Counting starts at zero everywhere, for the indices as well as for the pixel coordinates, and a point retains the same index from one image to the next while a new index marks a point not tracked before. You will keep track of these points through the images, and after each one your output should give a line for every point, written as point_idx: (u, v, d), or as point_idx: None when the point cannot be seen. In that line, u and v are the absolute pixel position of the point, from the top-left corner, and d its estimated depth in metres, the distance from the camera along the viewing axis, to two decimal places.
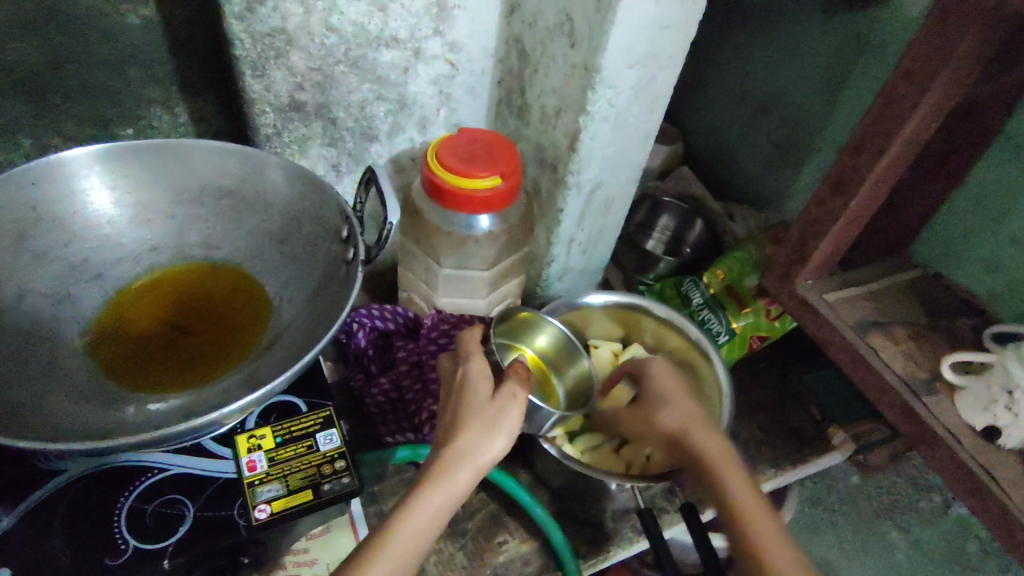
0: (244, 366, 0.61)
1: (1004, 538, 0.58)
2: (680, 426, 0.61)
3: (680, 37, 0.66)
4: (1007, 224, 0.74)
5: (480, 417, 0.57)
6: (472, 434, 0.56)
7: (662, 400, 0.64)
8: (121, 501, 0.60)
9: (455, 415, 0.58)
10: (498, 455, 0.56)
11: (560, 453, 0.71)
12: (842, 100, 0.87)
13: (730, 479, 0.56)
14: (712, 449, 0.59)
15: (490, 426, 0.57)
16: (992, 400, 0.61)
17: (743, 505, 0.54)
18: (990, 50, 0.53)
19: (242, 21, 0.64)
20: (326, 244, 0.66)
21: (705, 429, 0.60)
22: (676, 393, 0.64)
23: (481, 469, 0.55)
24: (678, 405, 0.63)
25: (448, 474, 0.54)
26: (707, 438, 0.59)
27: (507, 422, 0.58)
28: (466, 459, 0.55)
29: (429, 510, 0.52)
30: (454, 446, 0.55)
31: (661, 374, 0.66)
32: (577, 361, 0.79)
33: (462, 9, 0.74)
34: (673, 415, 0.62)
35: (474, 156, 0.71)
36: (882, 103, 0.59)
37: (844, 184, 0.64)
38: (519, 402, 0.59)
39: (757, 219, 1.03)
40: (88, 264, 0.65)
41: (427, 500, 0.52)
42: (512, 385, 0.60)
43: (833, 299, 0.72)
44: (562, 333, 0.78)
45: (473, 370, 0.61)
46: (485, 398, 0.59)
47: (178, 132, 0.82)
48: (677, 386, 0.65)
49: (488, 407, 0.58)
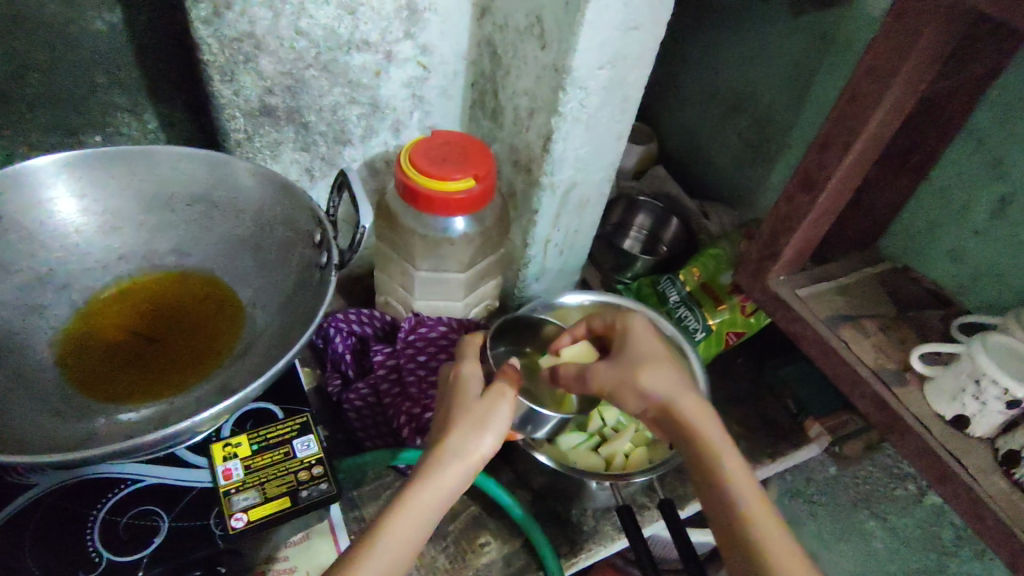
0: (217, 374, 0.60)
1: (974, 523, 0.60)
2: (669, 393, 0.59)
3: (648, 38, 0.67)
4: (971, 216, 0.76)
5: (468, 415, 0.58)
6: (460, 434, 0.56)
7: (648, 361, 0.61)
8: (94, 513, 0.59)
9: (449, 416, 0.59)
10: (489, 453, 0.57)
11: (552, 462, 0.70)
12: (811, 97, 0.89)
13: (724, 458, 0.55)
14: (702, 421, 0.57)
15: (479, 425, 0.57)
16: (960, 390, 0.62)
17: (740, 482, 0.54)
18: (947, 47, 0.55)
19: (209, 26, 0.64)
20: (299, 249, 0.66)
21: (694, 400, 0.59)
22: (667, 358, 0.62)
23: (471, 467, 0.56)
24: (669, 371, 0.60)
25: (435, 472, 0.54)
26: (697, 411, 0.58)
27: (497, 419, 0.58)
28: (455, 458, 0.55)
29: (416, 511, 0.53)
30: (444, 446, 0.55)
31: (645, 339, 0.64)
32: None
33: (433, 11, 0.74)
34: (665, 381, 0.59)
35: (447, 158, 0.71)
36: (846, 100, 0.60)
37: (812, 180, 0.65)
38: (508, 401, 0.59)
39: (731, 217, 1.04)
40: (56, 275, 0.64)
41: (411, 504, 0.53)
42: (502, 383, 0.60)
43: (805, 294, 0.73)
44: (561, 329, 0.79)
45: (464, 372, 0.62)
46: (475, 398, 0.59)
47: (148, 138, 0.81)
48: (665, 351, 0.63)
49: (477, 404, 0.58)
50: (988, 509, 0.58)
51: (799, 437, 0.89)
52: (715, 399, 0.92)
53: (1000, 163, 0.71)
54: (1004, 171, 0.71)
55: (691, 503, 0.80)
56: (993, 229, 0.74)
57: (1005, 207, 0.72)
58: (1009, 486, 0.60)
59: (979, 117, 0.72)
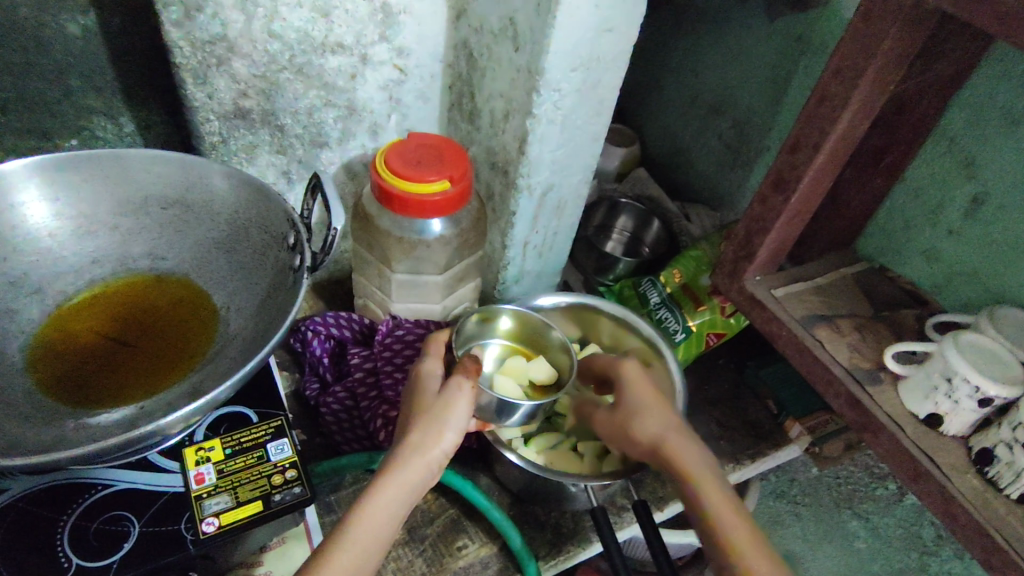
0: (189, 377, 0.60)
1: (947, 520, 0.60)
2: (652, 439, 0.60)
3: (621, 40, 0.67)
4: (944, 216, 0.76)
5: (427, 412, 0.58)
6: (420, 431, 0.57)
7: (635, 409, 0.63)
8: (63, 519, 0.58)
9: (408, 415, 0.60)
10: (451, 449, 0.58)
11: (523, 462, 0.69)
12: (788, 100, 0.89)
13: (707, 495, 0.56)
14: (694, 463, 0.58)
15: (439, 420, 0.58)
16: (932, 388, 0.62)
17: (727, 516, 0.55)
18: (913, 48, 0.55)
19: (180, 29, 0.64)
20: (275, 252, 0.66)
21: (677, 441, 0.59)
22: (648, 403, 0.63)
23: (433, 463, 0.57)
24: (652, 416, 0.62)
25: (398, 470, 0.55)
26: (682, 450, 0.59)
27: (455, 415, 0.58)
28: (415, 456, 0.56)
29: (383, 510, 0.54)
30: (405, 443, 0.57)
31: (634, 384, 0.65)
32: (545, 334, 0.77)
33: (408, 14, 0.74)
34: (646, 429, 0.61)
35: (420, 160, 0.71)
36: (815, 100, 0.60)
37: (784, 181, 0.66)
38: (465, 394, 0.59)
39: (712, 219, 1.05)
40: (27, 280, 0.63)
41: (377, 502, 0.54)
42: (458, 377, 0.60)
43: (781, 294, 0.73)
44: (520, 311, 0.77)
45: (427, 370, 0.63)
46: (433, 396, 0.60)
47: (124, 142, 0.81)
48: (653, 393, 0.64)
49: (434, 402, 0.59)
50: (960, 506, 0.59)
51: (780, 437, 0.89)
52: (696, 399, 0.92)
53: (972, 164, 0.72)
54: (977, 172, 0.71)
55: (667, 506, 0.80)
56: (967, 229, 0.74)
57: (978, 206, 0.72)
58: (981, 483, 0.60)
59: (951, 117, 0.72)
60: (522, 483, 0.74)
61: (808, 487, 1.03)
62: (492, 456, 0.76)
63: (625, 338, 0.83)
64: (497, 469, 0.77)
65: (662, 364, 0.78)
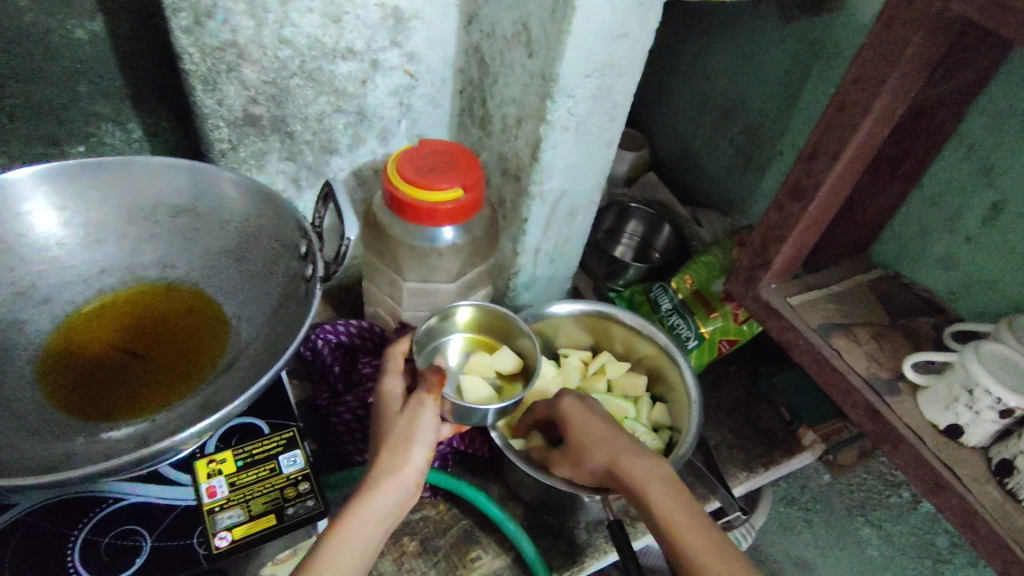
0: (200, 390, 0.59)
1: (968, 533, 0.59)
2: (606, 459, 0.62)
3: (637, 46, 0.66)
4: (963, 223, 0.75)
5: (390, 432, 0.58)
6: (387, 450, 0.57)
7: (581, 438, 0.64)
8: (74, 535, 0.57)
9: (375, 437, 0.60)
10: (423, 464, 0.58)
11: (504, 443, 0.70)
12: (801, 104, 0.89)
13: (662, 508, 0.57)
14: (643, 479, 0.59)
15: (406, 439, 0.58)
16: (952, 399, 0.61)
17: (683, 527, 0.56)
18: (936, 56, 0.54)
19: (190, 35, 0.63)
20: (286, 261, 0.65)
21: (630, 457, 0.61)
22: (590, 429, 0.64)
23: (408, 481, 0.57)
24: (602, 435, 0.63)
25: (370, 489, 0.55)
26: (637, 465, 0.60)
27: (421, 432, 0.58)
28: (387, 476, 0.56)
29: (358, 530, 0.54)
30: (375, 464, 0.57)
31: (575, 413, 0.66)
32: (506, 325, 0.76)
33: (420, 19, 0.73)
34: (596, 453, 0.62)
35: (433, 168, 0.71)
36: (835, 109, 0.59)
37: (801, 189, 0.65)
38: (429, 409, 0.59)
39: (723, 224, 1.04)
40: (36, 289, 0.62)
41: (352, 521, 0.54)
42: (420, 392, 0.60)
43: (797, 302, 0.73)
44: (479, 305, 0.75)
45: (384, 391, 0.63)
46: (396, 414, 0.60)
47: (132, 148, 0.80)
48: (592, 417, 0.65)
49: (397, 421, 0.59)
50: (982, 518, 0.58)
51: (793, 445, 0.88)
52: (709, 406, 0.92)
53: (992, 170, 0.71)
54: (995, 178, 0.71)
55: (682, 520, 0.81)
56: (985, 237, 0.73)
57: (997, 213, 0.71)
58: (1002, 496, 0.59)
59: (970, 123, 0.72)
60: (535, 492, 0.73)
61: (820, 494, 1.02)
62: (505, 466, 0.76)
63: (637, 344, 0.82)
64: (509, 479, 0.76)
65: (677, 373, 0.77)
